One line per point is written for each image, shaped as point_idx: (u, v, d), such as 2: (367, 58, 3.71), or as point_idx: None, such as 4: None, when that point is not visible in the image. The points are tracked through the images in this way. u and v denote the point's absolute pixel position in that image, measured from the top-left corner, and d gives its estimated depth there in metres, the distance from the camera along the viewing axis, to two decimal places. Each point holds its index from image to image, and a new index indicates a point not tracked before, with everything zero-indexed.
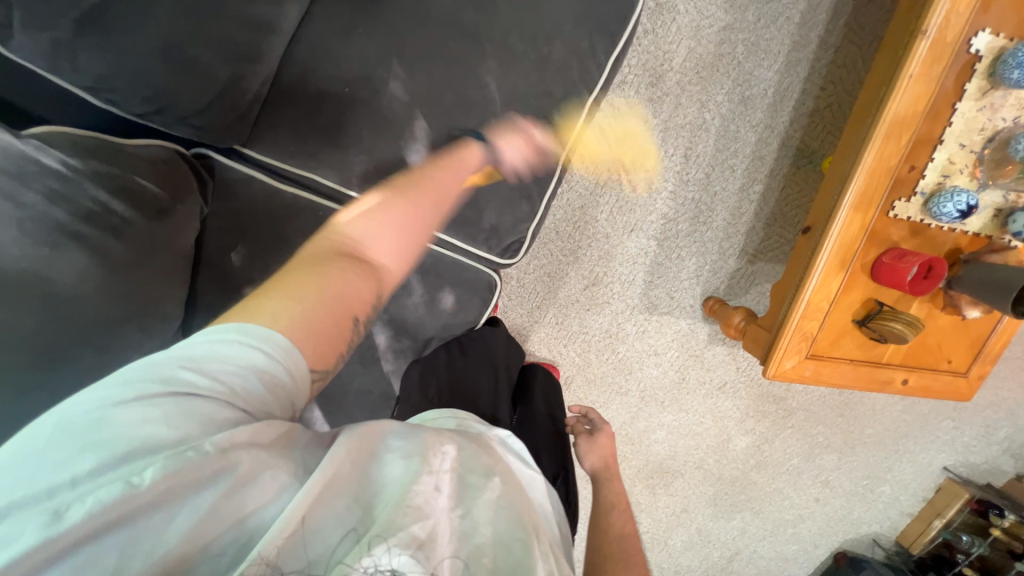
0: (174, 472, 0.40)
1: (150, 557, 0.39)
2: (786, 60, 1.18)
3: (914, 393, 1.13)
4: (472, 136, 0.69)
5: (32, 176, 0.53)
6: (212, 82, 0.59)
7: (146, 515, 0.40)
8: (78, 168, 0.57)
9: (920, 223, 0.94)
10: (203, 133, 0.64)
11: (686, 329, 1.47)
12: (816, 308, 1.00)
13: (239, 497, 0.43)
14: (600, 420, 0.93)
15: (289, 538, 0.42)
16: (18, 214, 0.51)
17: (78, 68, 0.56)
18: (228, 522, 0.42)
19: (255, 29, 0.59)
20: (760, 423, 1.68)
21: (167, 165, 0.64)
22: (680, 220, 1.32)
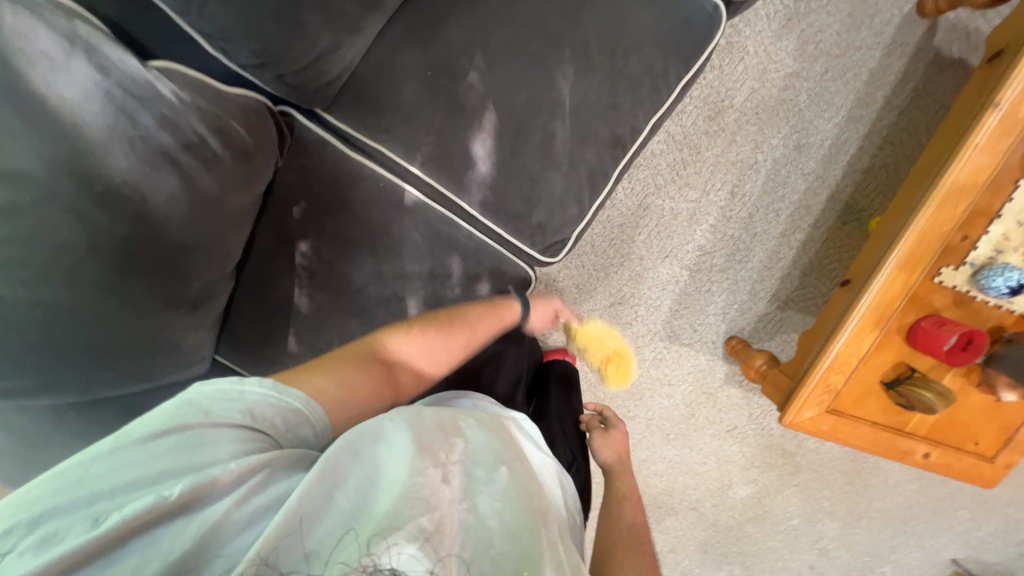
0: (195, 484, 0.48)
1: (163, 557, 0.44)
2: (848, 115, 1.18)
3: (935, 469, 1.10)
4: (538, 135, 0.72)
5: (149, 100, 0.57)
6: (313, 46, 0.64)
7: (169, 521, 0.46)
8: (185, 100, 0.59)
9: (965, 294, 0.93)
10: (294, 92, 0.70)
11: (704, 365, 1.46)
12: (840, 368, 0.99)
13: (249, 501, 0.48)
14: (615, 416, 0.95)
15: (297, 524, 0.46)
16: (131, 133, 0.56)
17: (201, 15, 0.62)
18: (239, 523, 0.47)
19: (360, 5, 0.64)
20: (764, 475, 1.64)
21: (257, 116, 0.66)
22: (716, 255, 1.32)
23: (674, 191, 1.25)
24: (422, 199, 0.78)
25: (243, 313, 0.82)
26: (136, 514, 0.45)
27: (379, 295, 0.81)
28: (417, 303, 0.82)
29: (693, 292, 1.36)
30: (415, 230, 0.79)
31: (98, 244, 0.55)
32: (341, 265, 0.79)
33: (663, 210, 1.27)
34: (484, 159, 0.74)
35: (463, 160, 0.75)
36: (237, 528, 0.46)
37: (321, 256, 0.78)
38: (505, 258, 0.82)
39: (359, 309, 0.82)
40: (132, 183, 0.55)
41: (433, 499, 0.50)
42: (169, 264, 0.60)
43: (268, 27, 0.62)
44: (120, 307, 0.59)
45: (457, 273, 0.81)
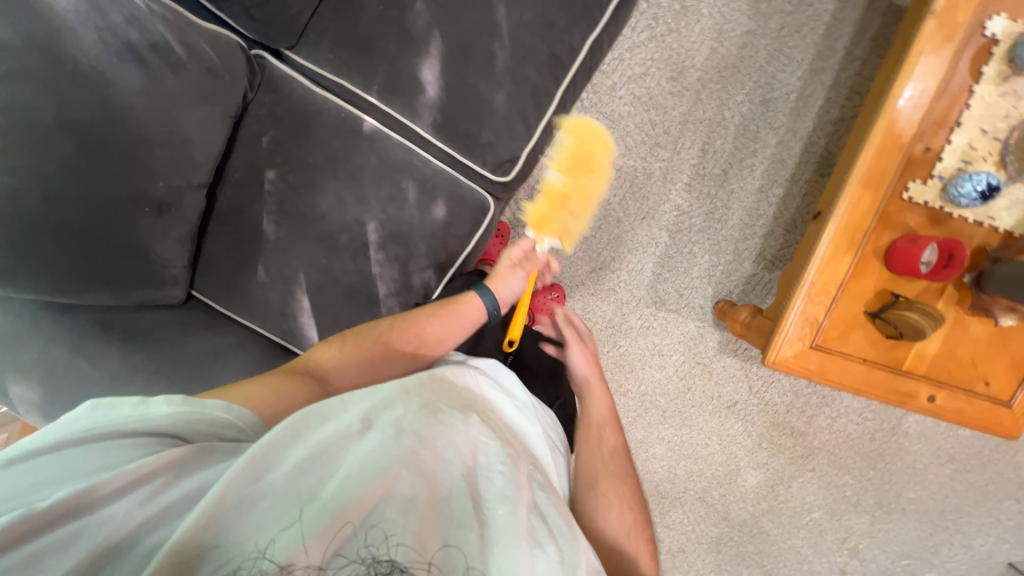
0: (82, 489, 0.45)
1: (58, 563, 0.42)
2: (810, 68, 1.21)
3: (943, 416, 1.01)
4: (480, 55, 0.78)
5: (120, 2, 0.65)
6: None
7: (59, 526, 0.45)
8: (154, 10, 0.67)
9: (939, 210, 0.90)
10: (260, 27, 0.79)
11: (694, 332, 1.41)
12: (818, 300, 0.96)
13: (153, 501, 0.47)
14: (585, 331, 0.96)
15: (231, 510, 0.46)
16: (100, 26, 0.63)
17: None
18: (136, 525, 0.45)
19: None
20: (774, 459, 1.52)
21: (227, 48, 0.74)
22: (694, 214, 1.32)
23: (645, 152, 1.28)
24: (379, 127, 0.84)
25: (216, 241, 0.87)
26: (12, 526, 0.43)
27: (341, 219, 0.85)
28: (376, 226, 0.86)
29: (675, 254, 1.35)
30: (372, 155, 0.84)
31: (65, 120, 0.61)
32: (306, 192, 0.85)
33: (636, 172, 1.30)
34: (433, 81, 0.80)
35: (413, 85, 0.81)
36: (144, 527, 0.45)
37: (287, 183, 0.84)
38: (462, 184, 0.85)
39: (323, 234, 0.86)
40: (105, 71, 0.63)
41: (383, 481, 0.51)
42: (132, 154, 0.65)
43: None
44: (83, 192, 0.63)
45: (412, 195, 0.85)
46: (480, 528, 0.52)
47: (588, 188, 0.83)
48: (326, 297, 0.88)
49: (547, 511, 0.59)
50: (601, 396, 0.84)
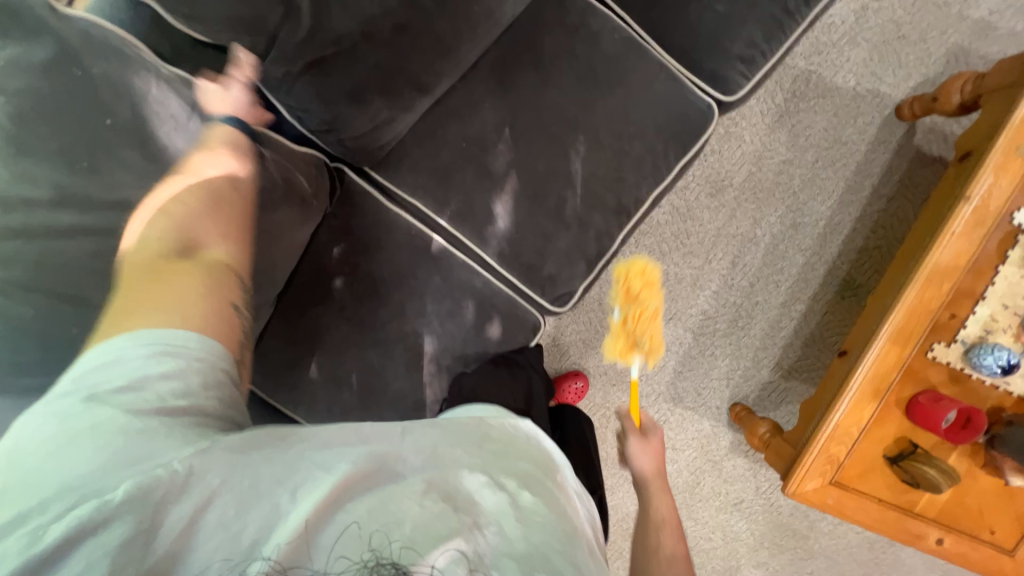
0: (142, 488, 0.43)
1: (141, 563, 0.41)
2: (840, 199, 1.29)
3: (949, 558, 1.04)
4: (553, 199, 0.83)
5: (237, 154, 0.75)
6: (373, 120, 0.76)
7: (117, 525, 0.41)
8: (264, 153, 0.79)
9: (960, 371, 0.95)
10: (349, 154, 0.81)
11: (708, 430, 1.45)
12: (839, 438, 1.00)
13: (216, 502, 0.44)
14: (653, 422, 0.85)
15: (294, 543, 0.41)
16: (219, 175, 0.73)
17: (290, 92, 0.73)
18: (207, 528, 0.43)
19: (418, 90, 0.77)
20: (774, 558, 1.54)
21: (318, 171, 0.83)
22: (719, 320, 1.38)
23: (678, 257, 1.34)
24: (446, 247, 0.87)
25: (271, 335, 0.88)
26: (76, 525, 0.41)
27: (398, 329, 0.88)
28: (432, 339, 0.89)
29: (698, 355, 1.40)
30: (439, 274, 0.87)
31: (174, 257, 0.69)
32: (369, 300, 0.88)
33: (668, 275, 1.35)
34: (506, 216, 0.84)
35: (485, 218, 0.85)
36: (208, 527, 0.43)
37: (352, 291, 0.87)
38: (517, 305, 0.89)
39: (379, 340, 0.89)
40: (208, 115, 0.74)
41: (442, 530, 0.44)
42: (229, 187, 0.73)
43: (342, 102, 0.74)
44: None
45: (471, 315, 0.88)
46: None
47: (645, 314, 0.80)
48: (373, 401, 0.89)
49: None
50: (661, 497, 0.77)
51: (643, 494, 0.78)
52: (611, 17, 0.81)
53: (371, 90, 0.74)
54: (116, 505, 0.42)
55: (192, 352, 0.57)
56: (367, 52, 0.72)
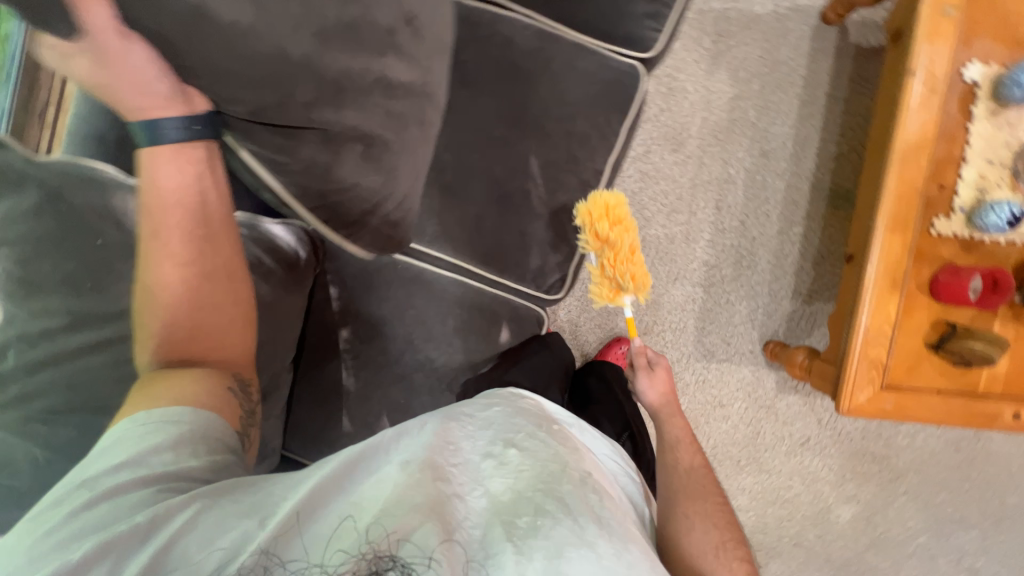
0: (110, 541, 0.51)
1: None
2: (799, 115, 1.31)
3: None
4: (519, 195, 0.87)
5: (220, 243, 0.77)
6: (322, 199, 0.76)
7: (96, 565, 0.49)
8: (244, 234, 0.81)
9: (970, 238, 0.94)
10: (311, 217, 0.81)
11: (751, 377, 1.42)
12: (875, 341, 0.98)
13: (180, 541, 0.51)
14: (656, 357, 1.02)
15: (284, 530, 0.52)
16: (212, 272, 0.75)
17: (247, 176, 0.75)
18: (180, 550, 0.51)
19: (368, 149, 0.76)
20: (862, 487, 1.47)
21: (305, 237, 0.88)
22: (723, 266, 1.37)
23: (663, 219, 1.35)
24: (436, 270, 0.91)
25: (299, 401, 0.92)
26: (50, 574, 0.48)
27: (413, 359, 0.92)
28: (447, 360, 0.92)
29: (714, 306, 1.39)
30: (435, 298, 0.91)
31: None
32: (378, 341, 0.91)
33: (659, 238, 1.36)
34: (480, 225, 0.88)
35: (462, 232, 0.88)
36: (188, 549, 0.51)
37: (361, 337, 0.91)
38: (517, 304, 0.94)
39: (399, 376, 0.92)
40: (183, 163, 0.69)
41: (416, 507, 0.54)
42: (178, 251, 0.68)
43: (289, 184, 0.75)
44: None
45: (476, 326, 0.92)
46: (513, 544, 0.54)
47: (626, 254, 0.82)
48: None
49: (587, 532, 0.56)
50: (672, 419, 0.98)
51: (659, 421, 1.00)
52: (518, 15, 0.85)
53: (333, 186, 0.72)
54: (82, 559, 0.49)
55: (177, 427, 0.62)
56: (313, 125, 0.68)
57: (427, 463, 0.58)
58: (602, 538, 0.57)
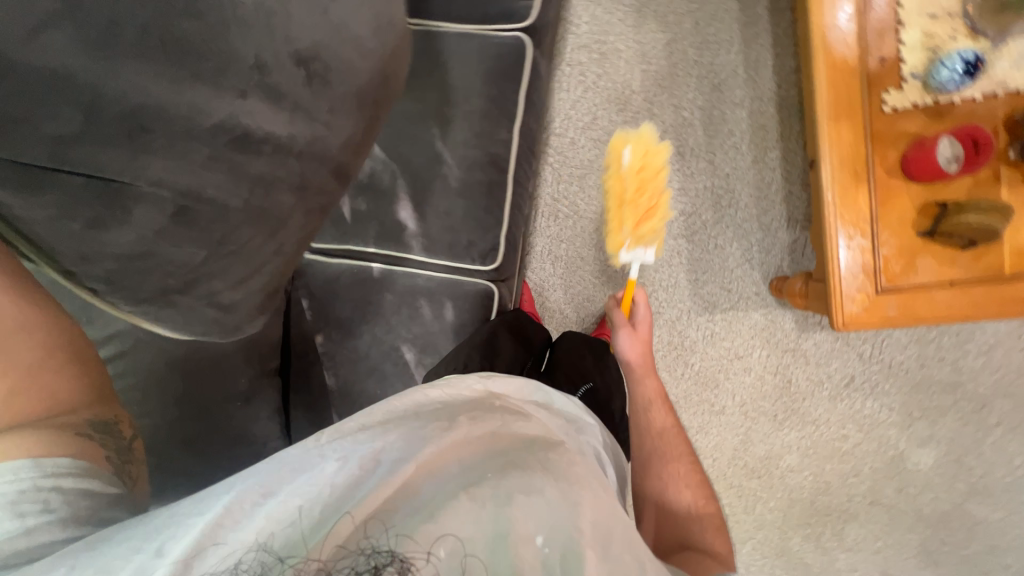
0: None
1: None
2: (743, 39, 1.25)
3: None
4: (439, 180, 0.94)
5: None
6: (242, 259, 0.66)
7: None
8: None
9: (934, 105, 0.83)
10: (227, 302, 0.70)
11: (764, 321, 1.32)
12: (854, 244, 0.88)
13: None
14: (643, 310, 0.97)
15: (197, 545, 0.45)
16: None
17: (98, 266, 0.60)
18: None
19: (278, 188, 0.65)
20: (939, 425, 1.26)
21: None
22: (702, 211, 1.31)
23: None
24: (384, 266, 0.99)
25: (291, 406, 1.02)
26: None
27: (380, 351, 1.00)
28: (409, 346, 0.99)
29: (703, 254, 1.32)
30: (388, 290, 0.99)
31: None
32: (347, 339, 1.01)
33: None
34: (410, 216, 0.96)
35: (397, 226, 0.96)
36: None
37: (332, 338, 1.01)
38: (461, 281, 0.98)
39: (371, 368, 1.00)
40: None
41: (352, 494, 0.49)
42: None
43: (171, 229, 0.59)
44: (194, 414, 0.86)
45: (428, 309, 0.98)
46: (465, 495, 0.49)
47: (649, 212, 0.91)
48: None
49: (539, 484, 0.53)
50: (647, 378, 0.97)
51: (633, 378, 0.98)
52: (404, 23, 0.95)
53: (205, 259, 0.63)
54: None
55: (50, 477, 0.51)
56: (128, 169, 0.54)
57: (362, 455, 0.53)
58: (562, 479, 0.55)
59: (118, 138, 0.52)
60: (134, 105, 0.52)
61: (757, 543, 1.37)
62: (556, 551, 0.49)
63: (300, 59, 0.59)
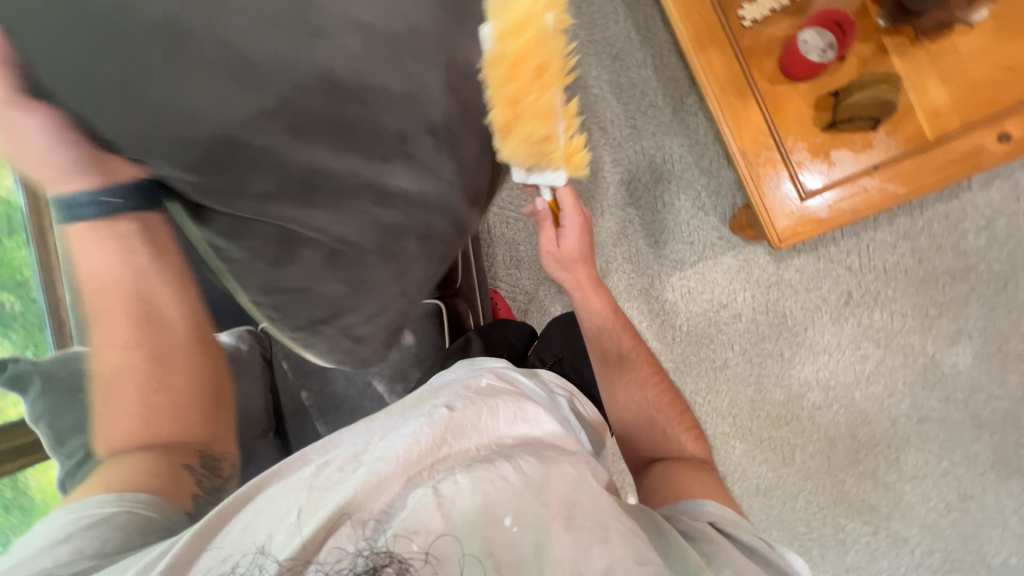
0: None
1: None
2: (627, 7, 1.30)
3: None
4: None
5: None
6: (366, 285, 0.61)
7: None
8: None
9: (790, 5, 0.84)
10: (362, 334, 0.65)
11: (737, 261, 1.28)
12: (764, 158, 0.86)
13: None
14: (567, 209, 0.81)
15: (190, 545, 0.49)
16: None
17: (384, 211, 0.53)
18: None
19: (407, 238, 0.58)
20: (962, 317, 1.16)
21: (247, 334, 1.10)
22: (640, 175, 1.32)
23: None
24: None
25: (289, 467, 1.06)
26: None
27: (356, 390, 1.05)
28: (380, 378, 1.04)
29: (655, 215, 1.32)
30: None
31: None
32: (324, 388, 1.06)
33: None
34: None
35: None
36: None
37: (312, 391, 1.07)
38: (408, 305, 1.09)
39: (352, 408, 1.05)
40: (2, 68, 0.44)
41: (332, 497, 0.52)
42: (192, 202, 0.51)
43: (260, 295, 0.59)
44: None
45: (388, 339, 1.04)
46: (436, 497, 0.51)
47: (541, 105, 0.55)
48: None
49: (509, 477, 0.55)
50: (593, 298, 0.90)
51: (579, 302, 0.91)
52: None
53: (347, 293, 0.58)
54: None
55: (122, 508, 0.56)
56: (250, 205, 0.50)
57: (347, 457, 0.57)
58: (529, 459, 0.59)
59: (294, 189, 0.49)
60: (219, 135, 0.45)
61: (811, 493, 1.26)
62: (527, 538, 0.50)
63: (428, 130, 0.49)
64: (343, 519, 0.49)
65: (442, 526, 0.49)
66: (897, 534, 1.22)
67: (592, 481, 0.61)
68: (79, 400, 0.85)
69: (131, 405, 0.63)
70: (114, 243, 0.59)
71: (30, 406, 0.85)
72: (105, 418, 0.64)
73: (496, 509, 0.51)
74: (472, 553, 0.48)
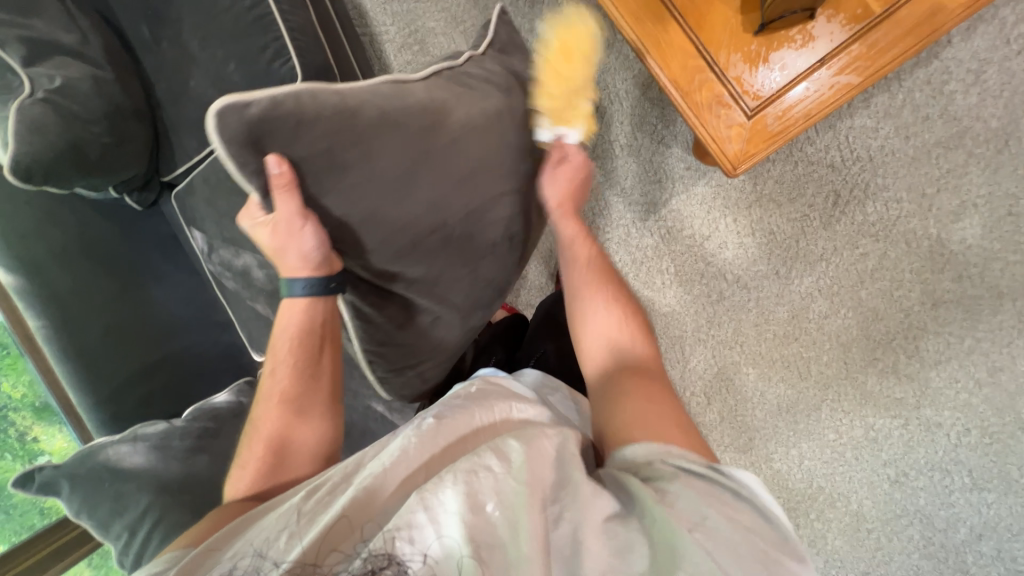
0: None
1: None
2: None
3: None
4: None
5: (169, 437, 0.98)
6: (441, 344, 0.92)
7: None
8: (184, 422, 1.02)
9: None
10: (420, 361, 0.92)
11: (711, 186, 1.20)
12: (699, 82, 0.79)
13: None
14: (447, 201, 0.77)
15: None
16: (172, 461, 0.95)
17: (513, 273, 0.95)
18: None
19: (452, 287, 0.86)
20: (959, 186, 1.08)
21: (250, 387, 1.14)
22: (590, 122, 1.24)
23: None
24: None
25: None
26: None
27: (359, 414, 1.07)
28: (377, 399, 1.06)
29: (613, 160, 1.24)
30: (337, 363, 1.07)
31: None
32: None
33: None
34: None
35: None
36: None
37: None
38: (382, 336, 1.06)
39: (358, 434, 1.07)
40: (288, 166, 0.63)
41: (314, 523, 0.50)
42: (407, 298, 0.83)
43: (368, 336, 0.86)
44: None
45: None
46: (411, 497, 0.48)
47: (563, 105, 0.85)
48: None
49: (484, 457, 0.52)
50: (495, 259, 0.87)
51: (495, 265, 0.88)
52: None
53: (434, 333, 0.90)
54: None
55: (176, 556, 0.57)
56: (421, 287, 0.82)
57: (335, 484, 0.57)
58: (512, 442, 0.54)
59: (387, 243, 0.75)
60: (389, 228, 0.74)
61: (834, 401, 1.21)
62: (513, 520, 0.47)
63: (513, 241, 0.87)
64: (337, 530, 0.49)
65: (428, 517, 0.45)
66: (934, 426, 1.16)
67: (578, 458, 0.58)
68: (109, 490, 0.91)
69: (258, 451, 0.71)
70: (294, 315, 0.75)
71: (68, 503, 0.91)
72: (239, 460, 0.73)
73: (478, 494, 0.48)
74: (458, 549, 0.44)
